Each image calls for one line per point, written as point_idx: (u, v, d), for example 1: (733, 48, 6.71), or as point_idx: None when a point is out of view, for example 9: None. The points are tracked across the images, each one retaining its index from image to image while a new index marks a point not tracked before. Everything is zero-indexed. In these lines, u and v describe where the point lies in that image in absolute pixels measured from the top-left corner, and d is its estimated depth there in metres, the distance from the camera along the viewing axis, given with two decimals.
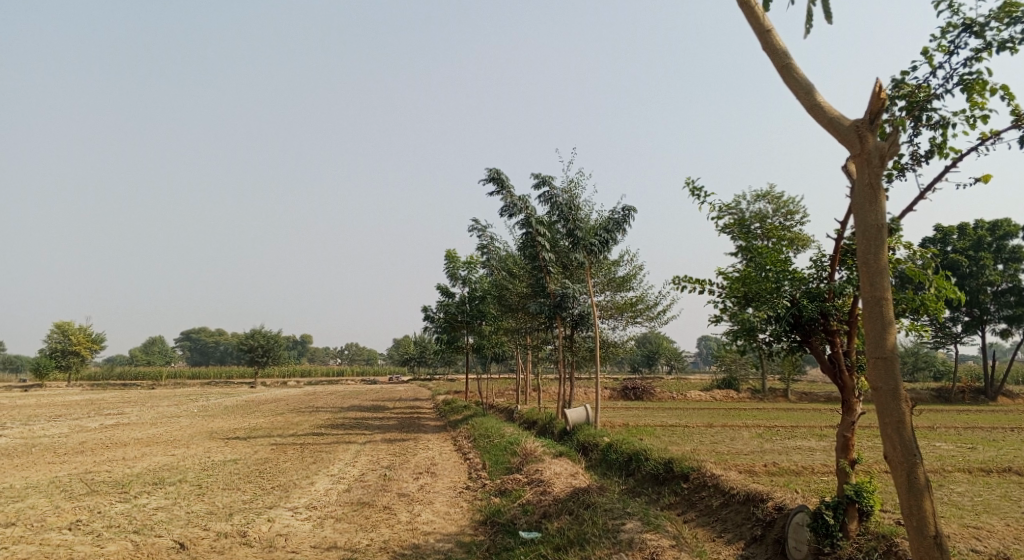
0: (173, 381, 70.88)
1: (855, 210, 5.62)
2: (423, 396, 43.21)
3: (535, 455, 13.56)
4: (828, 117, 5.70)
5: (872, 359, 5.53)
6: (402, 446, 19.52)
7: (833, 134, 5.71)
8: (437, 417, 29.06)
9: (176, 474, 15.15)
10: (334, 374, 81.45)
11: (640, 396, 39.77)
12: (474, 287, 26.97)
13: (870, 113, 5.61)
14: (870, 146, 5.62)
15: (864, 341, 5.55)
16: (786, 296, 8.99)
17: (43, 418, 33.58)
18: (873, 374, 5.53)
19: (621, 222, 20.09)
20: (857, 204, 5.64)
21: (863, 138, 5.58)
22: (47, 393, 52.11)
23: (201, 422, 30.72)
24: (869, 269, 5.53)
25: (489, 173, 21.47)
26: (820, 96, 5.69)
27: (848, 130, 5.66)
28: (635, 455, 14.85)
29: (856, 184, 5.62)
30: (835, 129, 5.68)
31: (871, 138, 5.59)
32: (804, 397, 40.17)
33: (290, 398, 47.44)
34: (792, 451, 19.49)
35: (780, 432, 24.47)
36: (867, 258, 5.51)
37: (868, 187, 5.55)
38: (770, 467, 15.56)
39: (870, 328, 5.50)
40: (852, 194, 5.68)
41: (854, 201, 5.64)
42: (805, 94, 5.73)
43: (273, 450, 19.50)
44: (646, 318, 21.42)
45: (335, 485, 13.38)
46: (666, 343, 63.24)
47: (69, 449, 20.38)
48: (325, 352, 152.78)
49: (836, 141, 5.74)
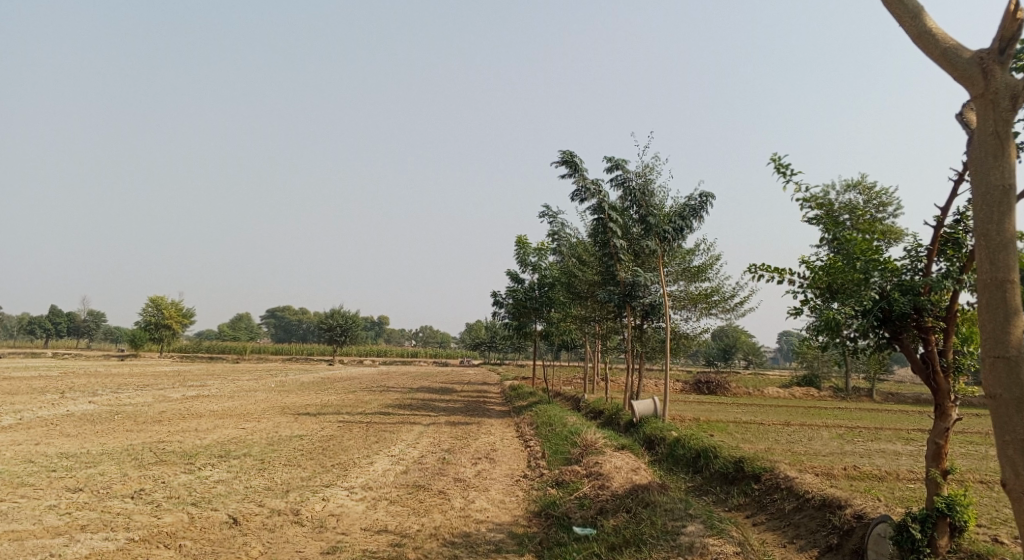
0: (256, 356, 73.60)
1: (976, 167, 4.91)
2: (492, 380, 43.30)
3: (596, 448, 13.10)
4: (943, 48, 5.01)
5: (989, 359, 4.79)
6: (465, 429, 19.38)
7: (950, 70, 5.01)
8: (503, 402, 28.90)
9: (242, 447, 15.41)
10: (408, 355, 82.83)
11: (714, 390, 38.55)
12: (544, 274, 26.58)
13: (1000, 43, 4.88)
14: (996, 84, 4.90)
15: (981, 335, 4.82)
16: (875, 288, 8.18)
17: (133, 387, 35.29)
18: (992, 376, 4.79)
19: (698, 209, 19.23)
20: (977, 158, 4.92)
21: (988, 73, 4.87)
22: (140, 363, 54.91)
23: (275, 397, 31.60)
24: (991, 243, 4.81)
25: (562, 155, 20.96)
26: (932, 23, 5.04)
27: (968, 63, 4.94)
28: (703, 451, 14.15)
29: (978, 135, 4.91)
30: (952, 62, 4.97)
31: (998, 74, 4.86)
32: (891, 398, 38.03)
33: (364, 376, 48.41)
34: (875, 455, 18.32)
35: (863, 434, 23.11)
36: (988, 227, 4.81)
37: (992, 137, 4.84)
38: (851, 471, 14.61)
39: (990, 319, 4.77)
40: (972, 147, 4.97)
41: (975, 155, 4.93)
42: (913, 21, 5.10)
43: (339, 427, 19.71)
44: (722, 311, 20.47)
45: (394, 466, 13.28)
46: (744, 337, 61.24)
47: (149, 418, 21.17)
48: (401, 334, 155.69)
49: (954, 79, 5.03)
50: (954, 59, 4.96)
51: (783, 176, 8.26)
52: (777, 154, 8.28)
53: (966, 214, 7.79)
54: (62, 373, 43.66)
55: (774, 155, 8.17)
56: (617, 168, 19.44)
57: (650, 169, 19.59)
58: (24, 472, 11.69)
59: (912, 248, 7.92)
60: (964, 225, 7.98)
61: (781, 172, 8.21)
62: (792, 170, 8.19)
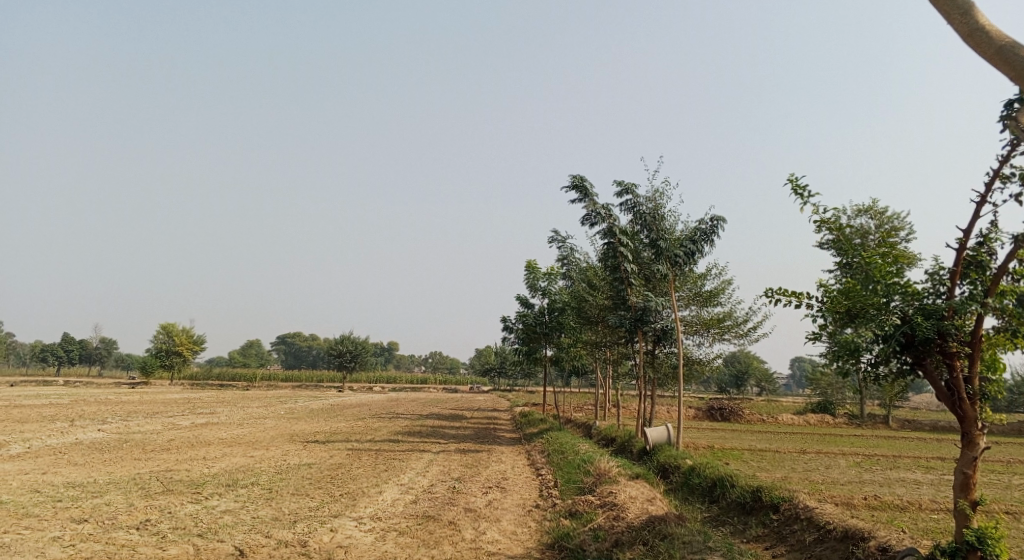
0: (266, 383, 73.52)
1: None
2: (502, 407, 42.96)
3: (609, 477, 12.83)
4: (998, 49, 5.76)
5: None
6: (475, 457, 19.12)
7: (1007, 69, 5.73)
8: (513, 429, 28.58)
9: (250, 476, 15.21)
10: (418, 381, 82.48)
11: (727, 417, 38.01)
12: (554, 299, 26.42)
13: None
14: None
15: None
16: (896, 312, 7.98)
17: (142, 415, 35.18)
18: None
19: (710, 233, 19.09)
20: None
21: None
22: (151, 390, 54.92)
23: (284, 424, 31.38)
24: None
25: (572, 180, 20.94)
26: (989, 29, 5.80)
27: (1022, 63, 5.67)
28: (719, 480, 13.84)
29: None
30: (1009, 62, 5.71)
31: None
32: (907, 425, 37.39)
33: (374, 403, 48.17)
34: (894, 484, 17.89)
35: (881, 462, 22.64)
36: None
37: None
38: (871, 500, 14.23)
39: None
40: None
41: None
42: (971, 29, 5.87)
43: (348, 455, 19.48)
44: (735, 336, 20.20)
45: (403, 496, 13.04)
46: (757, 363, 60.60)
47: (157, 446, 21.02)
48: (410, 360, 155.38)
49: (1010, 78, 5.75)
50: (1009, 57, 5.71)
51: (800, 197, 8.13)
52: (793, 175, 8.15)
53: (989, 235, 7.62)
54: (73, 400, 43.63)
55: (791, 175, 8.04)
56: (628, 193, 19.37)
57: (661, 193, 19.50)
58: (30, 502, 11.52)
59: (933, 270, 7.74)
60: (987, 247, 7.81)
61: (798, 193, 8.09)
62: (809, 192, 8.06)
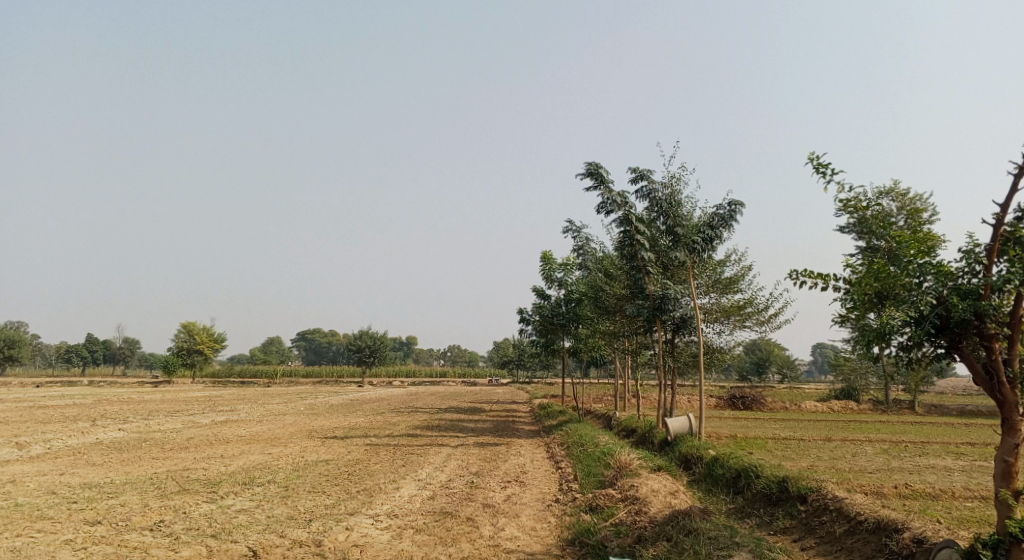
0: (287, 379, 73.88)
1: None
2: (521, 399, 42.69)
3: (630, 470, 12.51)
4: None
5: None
6: (494, 451, 18.87)
7: None
8: (533, 422, 28.32)
9: (267, 474, 15.05)
10: (438, 375, 82.43)
11: (749, 405, 37.51)
12: (571, 290, 26.09)
13: None
14: None
15: None
16: (930, 293, 7.60)
17: (163, 414, 35.32)
18: None
19: (728, 218, 18.68)
20: None
21: None
22: (173, 389, 55.27)
23: (303, 421, 31.33)
24: None
25: (586, 167, 20.53)
26: None
27: None
28: (744, 471, 13.47)
29: None
30: None
31: None
32: (934, 411, 36.64)
33: (393, 397, 48.11)
34: (925, 471, 17.42)
35: (910, 449, 22.11)
36: None
37: None
38: (902, 489, 13.79)
39: None
40: None
41: None
42: None
43: (366, 451, 19.31)
44: (756, 323, 19.78)
45: (421, 491, 12.81)
46: (778, 350, 59.79)
47: (176, 445, 20.97)
48: (429, 354, 155.58)
49: None
50: None
51: (822, 175, 7.75)
52: (814, 153, 7.76)
53: None
54: (96, 400, 44.01)
55: (812, 153, 7.65)
56: (643, 179, 18.97)
57: (678, 179, 19.07)
58: (45, 503, 11.44)
59: (968, 248, 7.35)
60: None
61: (820, 171, 7.71)
62: (832, 169, 7.66)
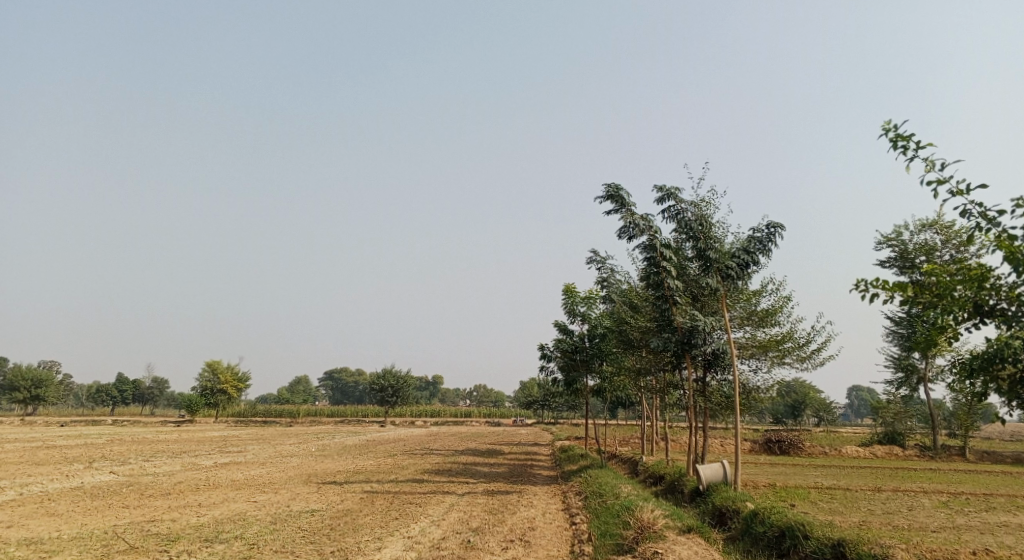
0: (310, 418, 72.40)
1: None
2: (544, 442, 40.32)
3: (653, 532, 10.49)
4: None
5: None
6: (503, 501, 16.79)
7: None
8: (552, 466, 26.19)
9: (240, 527, 13.20)
10: (462, 415, 80.06)
11: (786, 450, 34.77)
12: (594, 324, 24.12)
13: None
14: None
15: None
16: None
17: (166, 455, 33.50)
18: None
19: (765, 241, 16.79)
20: None
21: None
22: (193, 429, 53.68)
23: (310, 463, 29.40)
24: None
25: (608, 188, 18.82)
26: None
27: None
28: (789, 530, 11.31)
29: None
30: None
31: None
32: (988, 458, 33.59)
33: (411, 438, 45.94)
34: (999, 530, 15.00)
35: (975, 502, 19.49)
36: None
37: None
38: (981, 555, 11.49)
39: None
40: None
41: None
42: None
43: (361, 499, 17.37)
44: (797, 359, 17.63)
45: (406, 553, 10.87)
46: (814, 393, 56.65)
47: (159, 491, 19.12)
48: (455, 394, 153.04)
49: None
50: None
51: (904, 150, 6.69)
52: (895, 128, 6.97)
53: None
54: (109, 440, 42.50)
55: (888, 123, 6.80)
56: (669, 199, 17.14)
57: (708, 201, 17.22)
58: None
59: None
60: None
61: (899, 144, 6.71)
62: (912, 140, 6.63)
